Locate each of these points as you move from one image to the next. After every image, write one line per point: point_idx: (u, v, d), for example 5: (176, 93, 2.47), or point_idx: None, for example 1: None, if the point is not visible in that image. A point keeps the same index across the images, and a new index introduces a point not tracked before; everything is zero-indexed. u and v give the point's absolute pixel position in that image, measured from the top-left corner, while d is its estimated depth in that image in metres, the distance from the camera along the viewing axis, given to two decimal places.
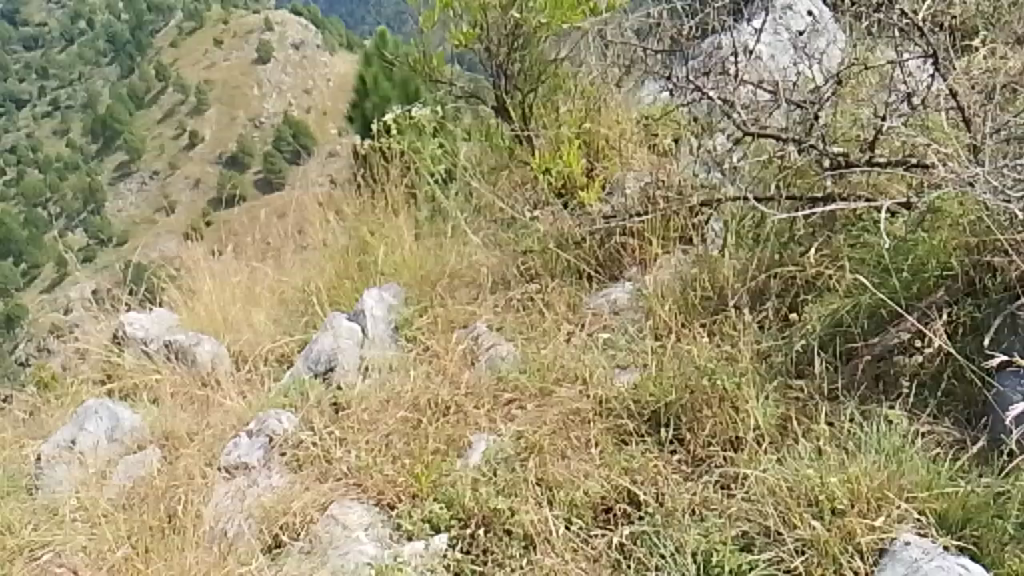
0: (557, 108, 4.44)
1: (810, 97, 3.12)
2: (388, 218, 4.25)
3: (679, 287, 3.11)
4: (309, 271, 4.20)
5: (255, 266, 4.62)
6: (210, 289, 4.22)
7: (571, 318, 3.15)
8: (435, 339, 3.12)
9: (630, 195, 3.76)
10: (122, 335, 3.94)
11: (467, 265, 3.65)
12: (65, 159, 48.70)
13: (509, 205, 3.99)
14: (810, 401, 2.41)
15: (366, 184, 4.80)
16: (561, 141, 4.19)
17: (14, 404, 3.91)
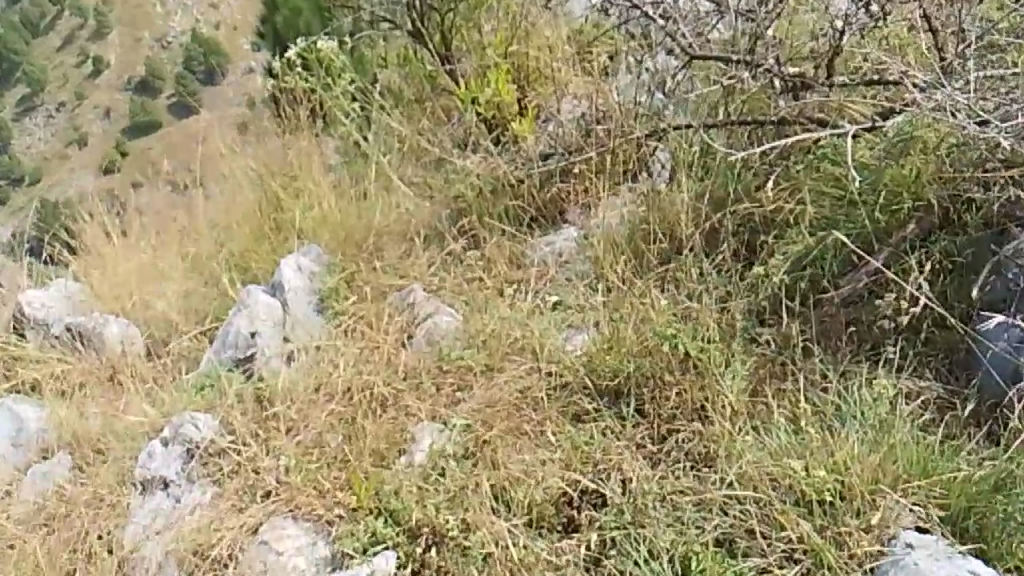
0: (479, 28, 4.03)
1: (756, 10, 2.90)
2: (303, 166, 3.86)
3: (628, 234, 2.85)
4: (222, 233, 3.84)
5: (165, 234, 4.25)
6: (123, 264, 3.90)
7: (513, 277, 2.89)
8: (366, 307, 2.86)
9: (566, 126, 3.50)
10: (22, 315, 3.67)
11: (395, 219, 3.34)
12: None
13: (435, 143, 3.67)
14: (781, 360, 2.24)
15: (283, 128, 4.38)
16: (487, 67, 3.87)
17: None
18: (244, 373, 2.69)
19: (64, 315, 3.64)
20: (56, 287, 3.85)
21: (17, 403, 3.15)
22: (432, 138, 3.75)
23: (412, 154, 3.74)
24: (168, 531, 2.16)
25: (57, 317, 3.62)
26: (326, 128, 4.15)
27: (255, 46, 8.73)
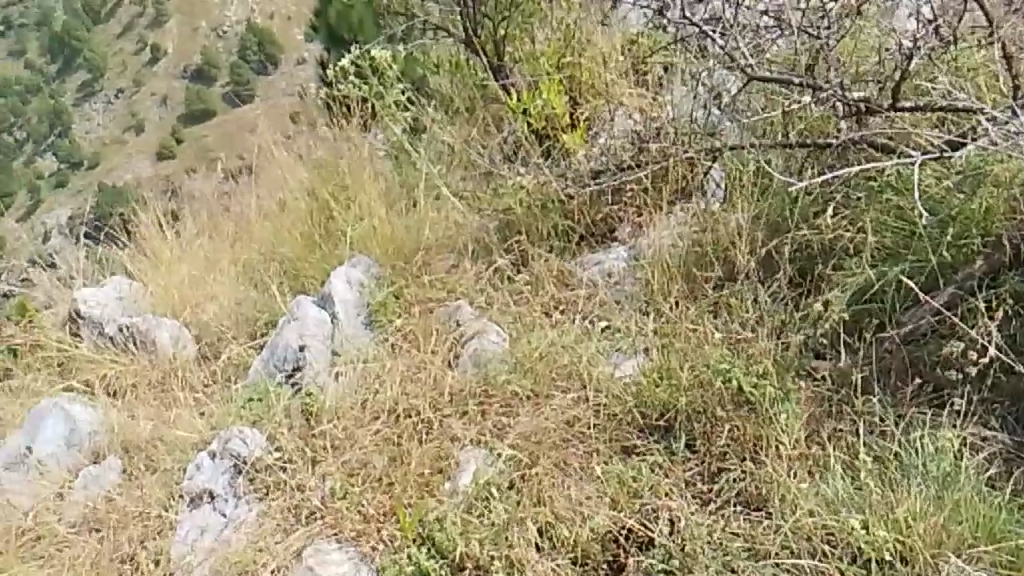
0: (533, 38, 4.01)
1: (819, 28, 2.80)
2: (356, 175, 3.90)
3: (681, 257, 2.83)
4: (274, 238, 3.90)
5: (219, 233, 4.32)
6: (177, 264, 3.97)
7: (562, 297, 2.87)
8: (414, 321, 2.87)
9: (618, 137, 3.45)
10: (78, 312, 3.75)
11: (445, 233, 3.33)
12: None
13: (484, 155, 3.66)
14: (837, 397, 2.21)
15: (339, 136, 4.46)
16: (539, 77, 3.85)
17: None
18: (292, 386, 2.70)
19: (118, 315, 3.72)
20: (112, 285, 3.93)
21: (71, 404, 3.23)
22: (484, 150, 3.76)
23: (463, 166, 3.75)
24: (213, 551, 2.19)
25: (111, 316, 3.70)
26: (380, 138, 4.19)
27: (308, 38, 8.79)
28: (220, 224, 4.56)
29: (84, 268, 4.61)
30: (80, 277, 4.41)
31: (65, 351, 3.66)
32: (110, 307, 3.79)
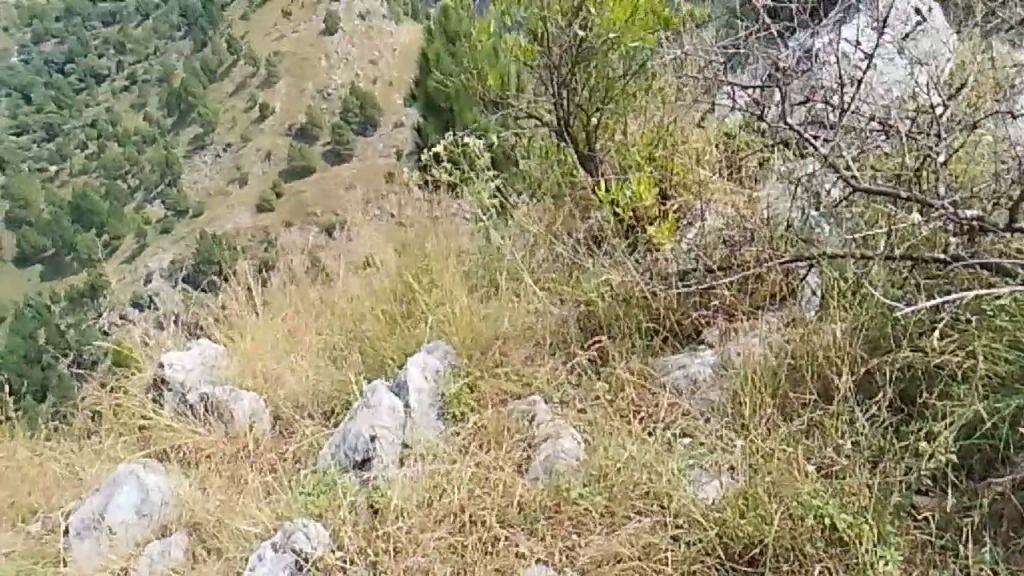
0: (626, 127, 3.99)
1: (927, 139, 2.67)
2: (444, 260, 3.96)
3: (769, 366, 2.71)
4: (358, 315, 3.96)
5: (305, 304, 4.40)
6: (260, 333, 4.05)
7: (640, 402, 2.77)
8: (487, 414, 2.79)
9: (708, 233, 3.35)
10: (162, 376, 3.81)
11: (525, 323, 3.28)
12: (144, 136, 69.66)
13: (568, 245, 3.63)
14: (940, 545, 2.07)
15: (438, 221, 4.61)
16: (629, 166, 3.84)
17: (61, 464, 3.88)
18: (360, 477, 2.65)
19: (201, 381, 3.76)
20: (198, 350, 4.00)
21: (145, 472, 3.26)
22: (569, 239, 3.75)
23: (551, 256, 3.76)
24: None
25: (193, 382, 3.74)
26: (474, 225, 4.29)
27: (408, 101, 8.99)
28: (307, 293, 4.65)
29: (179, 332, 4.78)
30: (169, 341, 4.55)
31: (146, 416, 3.72)
32: (194, 372, 3.86)
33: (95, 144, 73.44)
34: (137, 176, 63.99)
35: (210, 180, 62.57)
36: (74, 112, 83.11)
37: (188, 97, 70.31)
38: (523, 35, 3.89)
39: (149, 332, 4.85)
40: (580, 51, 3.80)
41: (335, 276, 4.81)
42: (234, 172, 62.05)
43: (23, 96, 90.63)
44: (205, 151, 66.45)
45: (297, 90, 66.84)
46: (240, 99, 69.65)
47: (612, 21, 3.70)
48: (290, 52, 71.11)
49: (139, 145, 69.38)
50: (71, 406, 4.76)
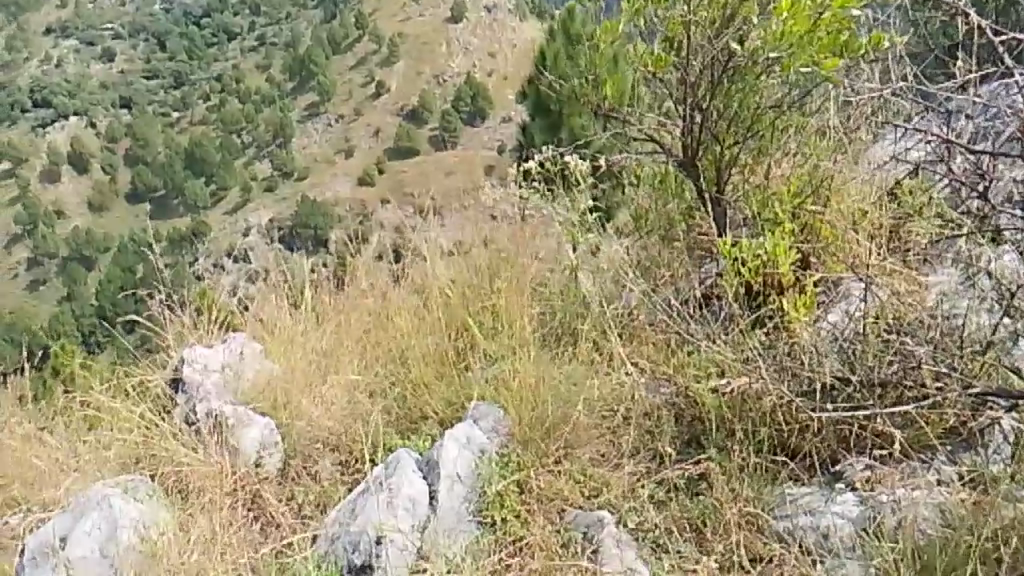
0: (767, 169, 3.28)
1: None
2: (516, 306, 3.34)
3: (930, 541, 1.95)
4: (407, 344, 3.38)
5: (352, 310, 3.84)
6: (298, 340, 3.52)
7: (747, 558, 2.02)
8: (538, 531, 2.12)
9: (856, 324, 2.60)
10: (180, 376, 3.38)
11: (597, 396, 2.58)
12: (262, 93, 73.10)
13: (671, 310, 2.93)
14: None
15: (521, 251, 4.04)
16: (764, 223, 3.10)
17: (51, 451, 3.36)
18: None
19: (219, 386, 3.25)
20: (223, 353, 3.49)
21: (121, 502, 2.63)
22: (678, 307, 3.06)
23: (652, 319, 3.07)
24: None
25: (208, 384, 3.25)
26: (563, 260, 3.64)
27: (518, 92, 8.62)
28: (360, 295, 4.11)
29: (221, 318, 4.36)
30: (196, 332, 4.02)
31: (149, 423, 3.18)
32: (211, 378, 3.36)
33: (218, 97, 76.05)
34: (253, 134, 66.59)
35: (318, 147, 64.82)
36: (204, 62, 86.28)
37: (312, 65, 72.40)
38: (657, 43, 3.17)
39: (185, 318, 4.37)
40: (727, 69, 3.05)
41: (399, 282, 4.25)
42: (343, 143, 63.30)
43: (161, 40, 94.70)
44: (318, 118, 67.86)
45: (415, 73, 67.45)
46: (359, 72, 71.88)
47: (779, 36, 2.82)
48: (413, 34, 71.77)
49: (259, 104, 71.49)
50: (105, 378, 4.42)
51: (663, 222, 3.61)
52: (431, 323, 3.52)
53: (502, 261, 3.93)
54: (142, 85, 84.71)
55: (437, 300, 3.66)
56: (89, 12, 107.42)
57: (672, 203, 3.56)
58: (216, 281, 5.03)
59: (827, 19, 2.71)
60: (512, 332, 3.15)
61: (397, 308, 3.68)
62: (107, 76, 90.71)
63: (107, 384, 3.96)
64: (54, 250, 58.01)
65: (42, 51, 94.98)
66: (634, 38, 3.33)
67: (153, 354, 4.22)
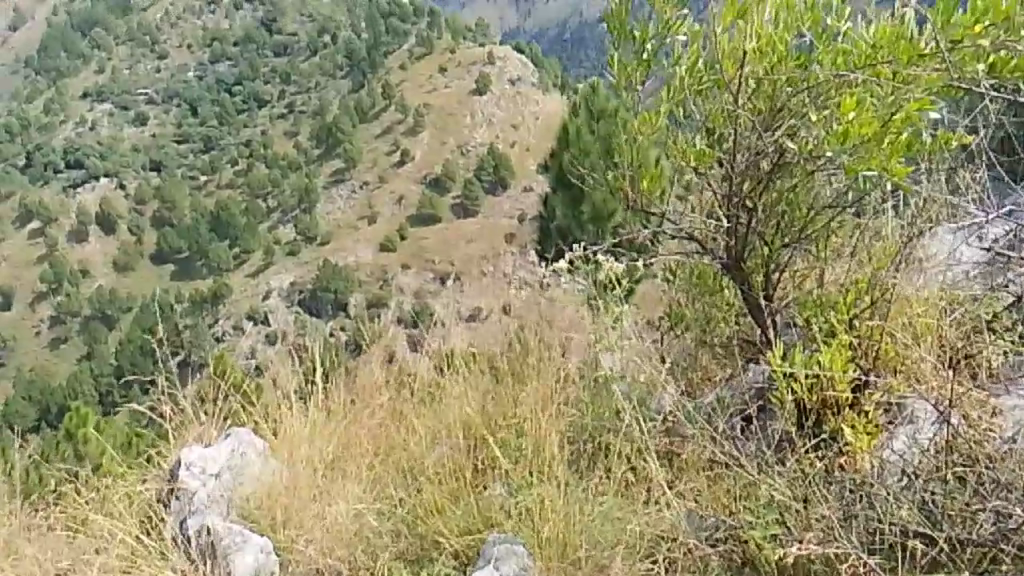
0: (818, 275, 3.03)
1: None
2: (542, 421, 3.04)
3: None
4: (422, 461, 3.11)
5: (365, 418, 3.58)
6: (307, 447, 3.26)
7: None
8: None
9: (931, 462, 2.30)
10: (178, 482, 3.09)
11: (636, 542, 2.28)
12: (289, 159, 74.48)
13: (717, 438, 2.64)
14: None
15: (549, 356, 3.81)
16: (819, 337, 2.82)
17: (25, 556, 3.03)
18: None
19: (220, 494, 2.99)
20: (230, 451, 3.24)
21: None
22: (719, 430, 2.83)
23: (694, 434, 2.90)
24: None
25: (208, 491, 3.00)
26: (596, 367, 3.38)
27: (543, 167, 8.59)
28: (377, 398, 3.87)
29: (224, 410, 4.10)
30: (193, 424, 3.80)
31: (139, 536, 2.85)
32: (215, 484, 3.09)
33: (245, 162, 77.45)
34: (278, 198, 67.64)
35: (342, 212, 65.61)
36: (233, 127, 88.07)
37: (338, 133, 73.81)
38: (699, 137, 2.99)
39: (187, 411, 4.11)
40: (777, 165, 2.82)
41: (418, 384, 4.02)
42: (366, 210, 64.09)
43: (193, 106, 96.92)
44: (342, 184, 68.73)
45: (438, 142, 68.56)
46: (383, 141, 73.22)
47: (842, 139, 2.47)
48: (438, 105, 73.19)
49: (285, 170, 72.67)
50: (101, 471, 4.15)
51: (698, 326, 3.46)
52: (448, 438, 3.25)
53: (529, 372, 3.67)
54: (173, 149, 86.60)
55: (456, 412, 3.38)
56: (126, 79, 110.63)
57: (711, 301, 3.41)
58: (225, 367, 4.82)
59: (899, 120, 2.35)
60: (538, 450, 2.87)
61: (414, 421, 3.43)
62: (139, 139, 92.99)
63: (99, 488, 3.69)
64: (77, 309, 58.80)
65: (78, 116, 97.70)
66: (673, 132, 3.15)
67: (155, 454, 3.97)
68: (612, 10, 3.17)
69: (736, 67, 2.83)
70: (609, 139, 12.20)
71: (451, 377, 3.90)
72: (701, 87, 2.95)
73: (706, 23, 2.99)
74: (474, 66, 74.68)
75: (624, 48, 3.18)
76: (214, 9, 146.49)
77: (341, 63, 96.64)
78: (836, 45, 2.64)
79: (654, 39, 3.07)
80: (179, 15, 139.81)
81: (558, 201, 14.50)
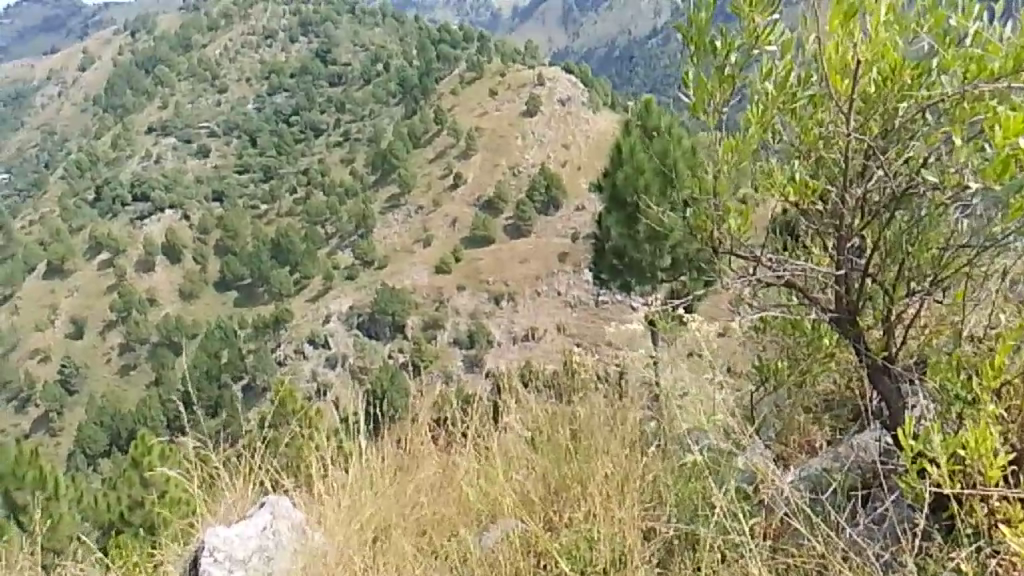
0: (951, 329, 2.49)
1: None
2: (618, 513, 2.63)
3: None
4: (475, 557, 2.70)
5: (415, 499, 3.20)
6: (346, 537, 2.90)
7: None
8: None
9: None
10: (202, 568, 3.03)
11: None
12: (345, 185, 75.56)
13: (827, 535, 2.19)
14: None
15: (624, 428, 3.40)
16: (952, 404, 2.32)
17: None
18: None
19: None
20: (257, 536, 3.13)
21: None
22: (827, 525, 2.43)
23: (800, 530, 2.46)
24: None
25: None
26: (680, 442, 2.96)
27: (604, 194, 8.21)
28: (429, 472, 3.49)
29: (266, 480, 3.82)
30: (228, 491, 3.63)
31: None
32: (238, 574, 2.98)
33: (303, 190, 78.65)
34: (336, 224, 68.69)
35: (398, 236, 66.22)
36: (291, 156, 89.89)
37: (392, 159, 74.67)
38: (796, 173, 2.53)
39: (228, 483, 3.84)
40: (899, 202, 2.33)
41: (474, 454, 3.63)
42: (421, 233, 64.48)
43: (252, 137, 98.99)
44: (398, 209, 69.31)
45: (491, 164, 68.72)
46: (437, 164, 73.69)
47: (994, 170, 1.96)
48: (490, 127, 73.40)
49: (341, 196, 73.59)
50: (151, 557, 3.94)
51: (793, 381, 2.92)
52: (508, 528, 2.84)
53: (602, 444, 3.25)
54: (234, 180, 88.82)
55: (518, 501, 2.98)
56: (189, 112, 114.22)
57: (811, 354, 2.88)
58: (274, 437, 4.58)
59: None
60: (614, 545, 2.46)
61: (473, 511, 3.03)
62: (202, 170, 95.38)
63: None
64: (146, 335, 60.39)
65: (143, 149, 100.91)
66: (761, 164, 2.69)
67: (194, 533, 3.70)
68: (687, 21, 2.70)
69: (844, 81, 2.34)
70: (667, 157, 11.82)
71: (510, 449, 3.50)
72: (792, 103, 2.50)
73: (797, 32, 2.51)
74: (524, 88, 74.85)
75: (705, 63, 2.68)
76: (273, 42, 149.46)
77: (394, 91, 97.70)
78: (968, 50, 2.12)
79: (737, 55, 2.60)
80: (237, 49, 143.74)
81: (614, 221, 14.00)
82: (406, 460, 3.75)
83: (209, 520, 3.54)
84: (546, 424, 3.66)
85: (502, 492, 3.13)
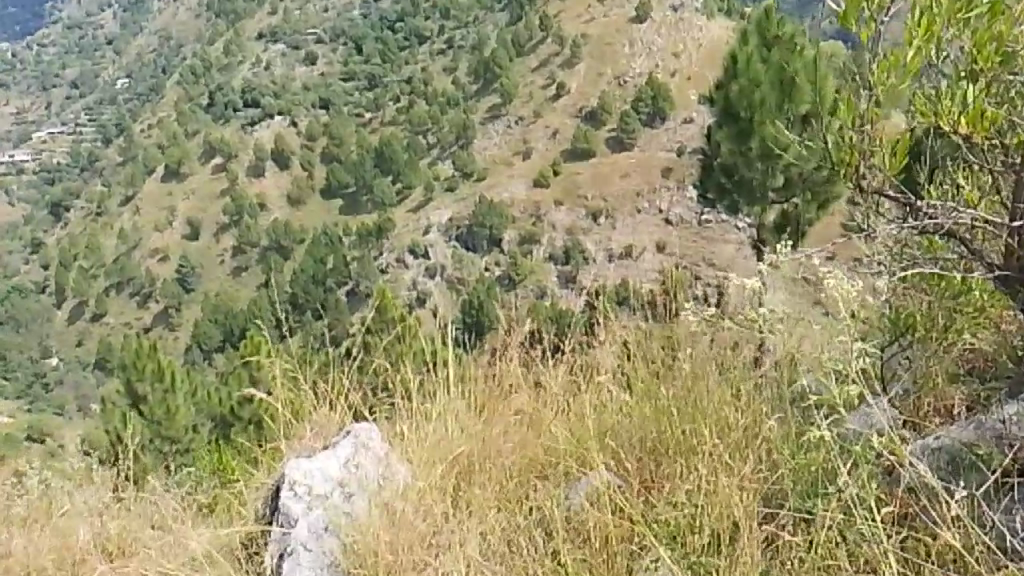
0: None
1: None
2: (729, 485, 2.34)
3: None
4: (563, 520, 2.49)
5: (503, 444, 2.98)
6: (428, 487, 2.75)
7: None
8: None
9: None
10: (282, 502, 2.95)
11: None
12: (447, 95, 75.08)
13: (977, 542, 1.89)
14: None
15: (740, 377, 3.07)
16: None
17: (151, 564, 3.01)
18: None
19: (322, 527, 2.79)
20: (339, 473, 3.00)
21: None
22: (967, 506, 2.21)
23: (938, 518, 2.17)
24: None
25: (305, 525, 2.81)
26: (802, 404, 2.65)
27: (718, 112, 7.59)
28: (524, 409, 3.26)
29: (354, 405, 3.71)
30: (313, 417, 3.53)
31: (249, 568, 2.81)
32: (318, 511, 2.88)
33: (405, 99, 78.44)
34: (438, 134, 68.60)
35: (498, 148, 65.67)
36: (395, 64, 89.59)
37: (495, 68, 73.41)
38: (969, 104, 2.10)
39: (316, 404, 3.75)
40: None
41: (573, 391, 3.36)
42: (521, 145, 63.67)
43: (357, 44, 99.03)
44: (499, 119, 68.47)
45: (596, 74, 66.60)
46: (540, 74, 72.02)
47: None
48: (596, 35, 70.84)
49: (444, 106, 73.19)
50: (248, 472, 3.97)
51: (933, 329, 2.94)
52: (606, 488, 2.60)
53: (717, 395, 2.92)
54: (340, 88, 89.54)
55: (619, 458, 2.72)
56: (297, 19, 114.99)
57: (949, 301, 2.92)
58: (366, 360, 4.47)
59: None
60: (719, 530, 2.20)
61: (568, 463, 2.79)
62: (309, 77, 96.32)
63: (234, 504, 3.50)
64: (257, 239, 62.69)
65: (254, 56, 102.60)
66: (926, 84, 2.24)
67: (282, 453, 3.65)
68: None
69: None
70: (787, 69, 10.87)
71: (613, 390, 3.21)
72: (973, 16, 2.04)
73: None
74: None
75: None
76: None
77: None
78: None
79: None
80: None
81: (723, 137, 12.93)
82: (496, 387, 3.59)
83: (296, 446, 3.47)
84: (652, 364, 3.36)
85: (597, 441, 2.90)
